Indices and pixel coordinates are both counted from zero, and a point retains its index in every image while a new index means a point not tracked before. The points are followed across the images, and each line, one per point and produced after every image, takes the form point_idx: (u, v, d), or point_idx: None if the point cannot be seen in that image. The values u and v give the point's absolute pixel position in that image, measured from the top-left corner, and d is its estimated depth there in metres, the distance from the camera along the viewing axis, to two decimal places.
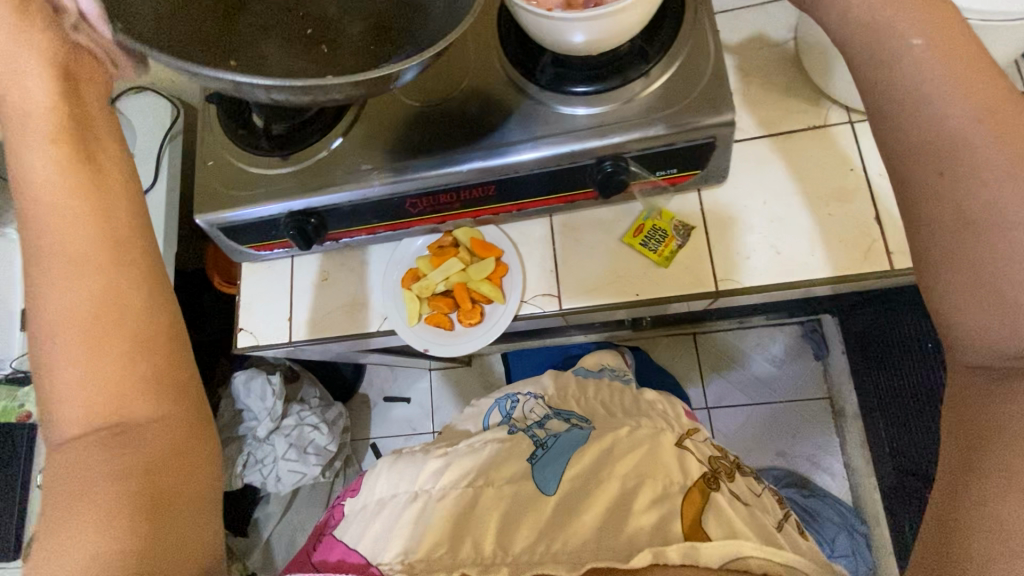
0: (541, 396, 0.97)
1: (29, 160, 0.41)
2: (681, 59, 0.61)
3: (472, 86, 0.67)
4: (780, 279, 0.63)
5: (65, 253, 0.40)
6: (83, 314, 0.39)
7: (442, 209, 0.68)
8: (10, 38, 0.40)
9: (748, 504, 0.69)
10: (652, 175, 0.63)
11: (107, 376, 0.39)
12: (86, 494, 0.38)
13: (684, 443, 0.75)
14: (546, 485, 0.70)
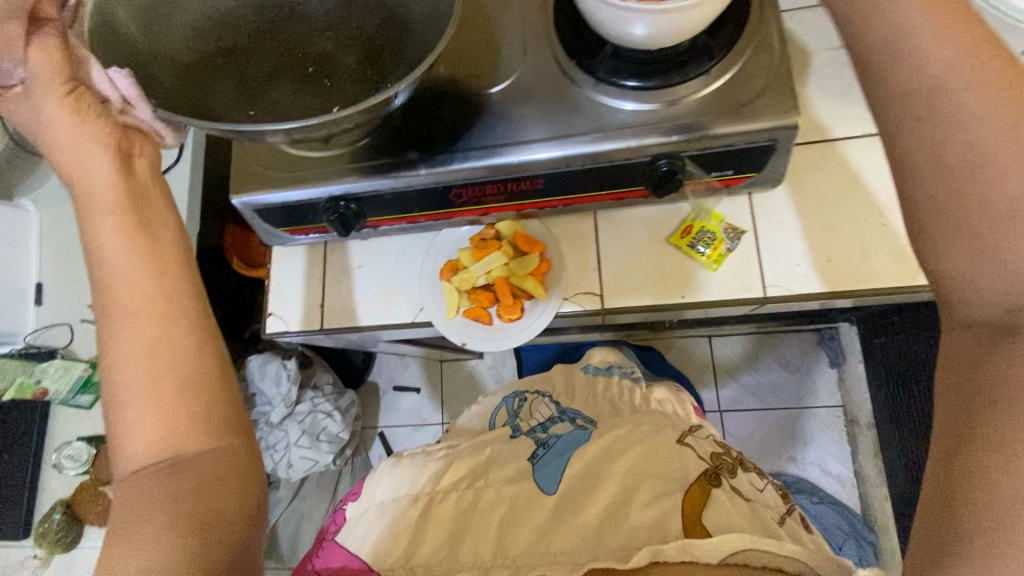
0: (548, 396, 0.89)
1: (92, 227, 0.41)
2: (744, 58, 0.59)
3: (524, 74, 0.65)
4: (830, 287, 0.63)
5: (125, 303, 0.40)
6: (138, 360, 0.39)
7: (486, 201, 0.66)
8: (74, 133, 0.42)
9: (753, 500, 0.62)
10: (707, 175, 0.62)
11: (163, 415, 0.39)
12: (144, 515, 0.38)
13: (684, 440, 0.69)
14: (546, 486, 0.68)
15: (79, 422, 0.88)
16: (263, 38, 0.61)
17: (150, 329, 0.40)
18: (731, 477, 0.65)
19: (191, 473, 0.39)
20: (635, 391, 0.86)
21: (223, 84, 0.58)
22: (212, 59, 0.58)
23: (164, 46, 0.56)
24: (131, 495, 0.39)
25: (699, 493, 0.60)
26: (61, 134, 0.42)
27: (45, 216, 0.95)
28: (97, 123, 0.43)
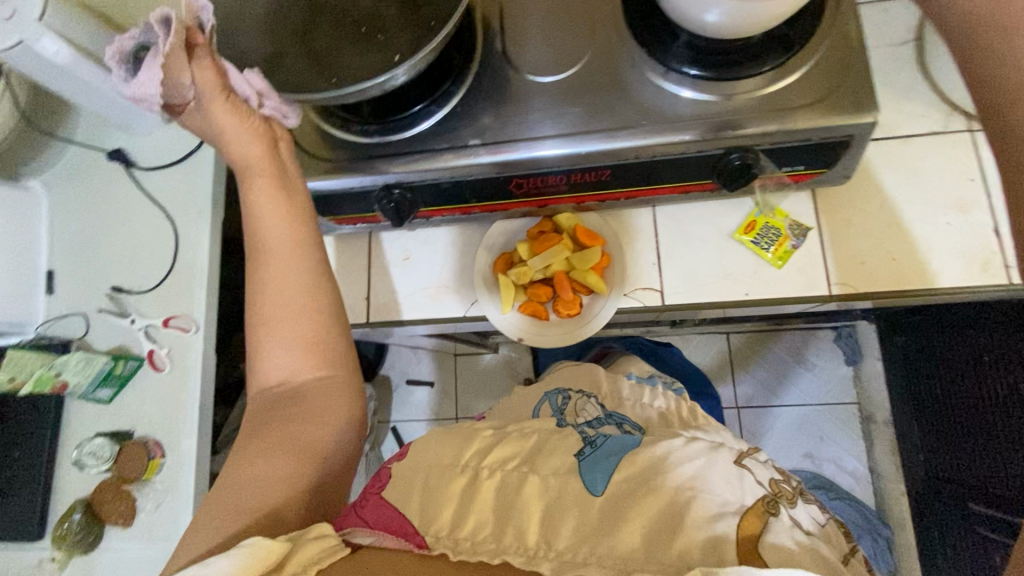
0: (594, 396, 0.82)
1: (252, 191, 0.57)
2: (822, 51, 0.58)
3: (591, 60, 0.62)
4: (894, 287, 0.62)
5: (268, 253, 0.57)
6: (272, 298, 0.56)
7: (546, 192, 0.64)
8: (236, 128, 0.55)
9: (817, 537, 0.51)
10: (779, 171, 0.61)
11: (296, 348, 0.56)
12: (266, 428, 0.53)
13: (743, 461, 0.56)
14: (594, 485, 0.53)
15: (97, 417, 0.84)
16: (318, 28, 0.61)
17: (287, 284, 0.56)
18: (791, 508, 0.53)
19: (305, 398, 0.54)
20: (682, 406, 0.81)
21: (303, 69, 0.59)
22: (288, 57, 0.60)
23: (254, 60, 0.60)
24: (264, 403, 0.56)
25: (755, 525, 0.49)
26: (226, 128, 0.55)
27: (56, 199, 0.91)
28: (250, 120, 0.55)
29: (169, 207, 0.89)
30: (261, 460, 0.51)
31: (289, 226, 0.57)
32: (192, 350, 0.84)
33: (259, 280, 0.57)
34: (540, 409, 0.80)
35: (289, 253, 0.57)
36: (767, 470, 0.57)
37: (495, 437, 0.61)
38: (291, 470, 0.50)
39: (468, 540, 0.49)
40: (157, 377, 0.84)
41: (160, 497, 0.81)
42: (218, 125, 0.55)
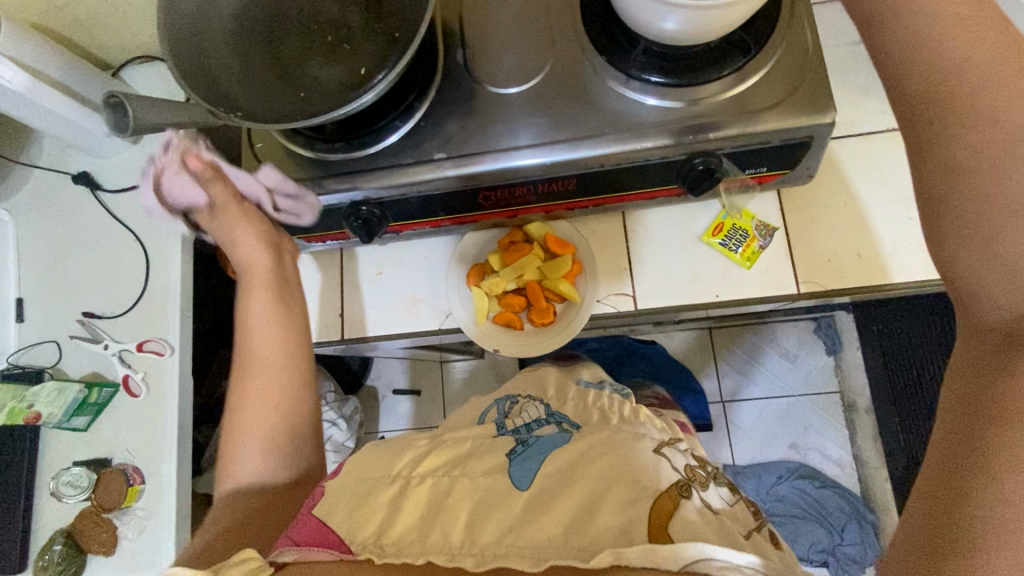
0: (540, 398, 0.74)
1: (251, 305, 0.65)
2: (780, 53, 0.59)
3: (553, 70, 0.62)
4: (860, 282, 0.63)
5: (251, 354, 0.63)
6: (253, 395, 0.62)
7: (514, 203, 0.64)
8: (250, 240, 0.64)
9: (724, 515, 0.54)
10: (742, 173, 0.61)
11: (262, 435, 0.61)
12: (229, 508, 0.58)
13: (662, 448, 0.59)
14: (520, 480, 0.56)
15: (73, 445, 0.83)
16: (280, 37, 0.63)
17: (265, 381, 0.62)
18: (703, 491, 0.56)
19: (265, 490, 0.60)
20: (626, 404, 0.70)
21: (274, 80, 0.61)
22: (257, 64, 0.61)
23: (217, 70, 0.60)
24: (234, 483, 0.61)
25: (669, 502, 0.51)
26: (242, 236, 0.64)
27: (23, 225, 0.89)
28: (259, 227, 0.64)
29: (139, 230, 0.88)
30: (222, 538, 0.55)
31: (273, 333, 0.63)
32: (168, 373, 0.83)
33: (239, 376, 0.63)
34: (483, 419, 0.73)
35: (271, 358, 0.62)
36: (682, 457, 0.61)
37: (429, 446, 0.64)
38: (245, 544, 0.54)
39: (393, 546, 0.50)
40: (133, 402, 0.83)
41: (142, 524, 0.80)
42: (228, 227, 0.64)
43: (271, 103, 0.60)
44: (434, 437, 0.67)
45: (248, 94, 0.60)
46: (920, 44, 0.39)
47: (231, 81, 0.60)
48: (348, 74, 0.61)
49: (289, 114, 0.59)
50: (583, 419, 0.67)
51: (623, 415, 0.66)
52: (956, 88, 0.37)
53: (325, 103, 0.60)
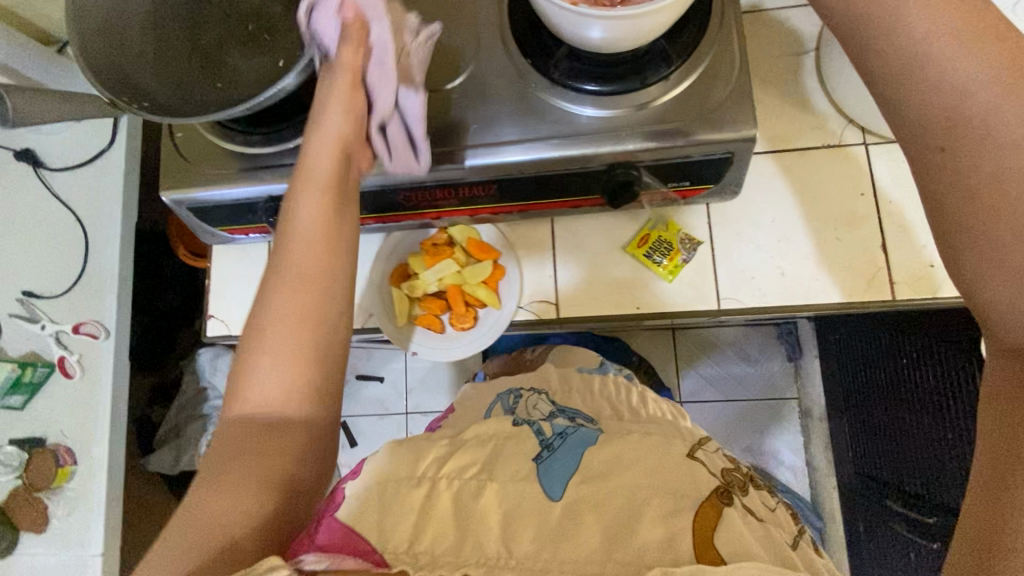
0: (545, 392, 0.75)
1: (299, 209, 0.49)
2: (706, 63, 0.57)
3: (478, 71, 0.60)
4: (783, 300, 0.63)
5: (300, 271, 0.47)
6: (286, 320, 0.46)
7: (437, 205, 0.63)
8: (342, 104, 0.52)
9: (769, 522, 0.53)
10: (664, 186, 0.60)
11: (291, 369, 0.45)
12: (228, 468, 0.42)
13: (695, 454, 0.56)
14: (553, 490, 0.52)
15: (8, 423, 0.82)
16: (196, 20, 0.61)
17: (316, 253, 0.48)
18: (744, 495, 0.54)
19: (280, 433, 0.44)
20: (633, 392, 0.76)
21: (191, 68, 0.59)
22: (175, 52, 0.59)
23: (127, 49, 0.57)
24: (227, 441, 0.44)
25: (713, 510, 0.49)
26: (333, 103, 0.52)
27: None
28: (354, 114, 0.53)
29: (82, 211, 0.87)
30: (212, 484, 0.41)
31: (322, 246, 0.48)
32: (103, 356, 0.85)
33: (282, 246, 0.48)
34: (490, 417, 0.72)
35: (318, 259, 0.48)
36: (718, 456, 0.59)
37: (451, 446, 0.59)
38: (263, 465, 0.43)
39: (428, 556, 0.46)
40: (69, 384, 0.83)
41: (73, 503, 0.82)
42: (324, 95, 0.53)
43: (185, 90, 0.58)
44: (454, 436, 0.61)
45: (161, 79, 0.58)
46: (910, 60, 0.36)
47: (145, 70, 0.58)
48: (266, 62, 0.60)
49: (208, 104, 0.58)
50: (596, 413, 0.71)
51: (630, 405, 0.73)
52: (967, 118, 0.35)
53: (244, 94, 0.58)
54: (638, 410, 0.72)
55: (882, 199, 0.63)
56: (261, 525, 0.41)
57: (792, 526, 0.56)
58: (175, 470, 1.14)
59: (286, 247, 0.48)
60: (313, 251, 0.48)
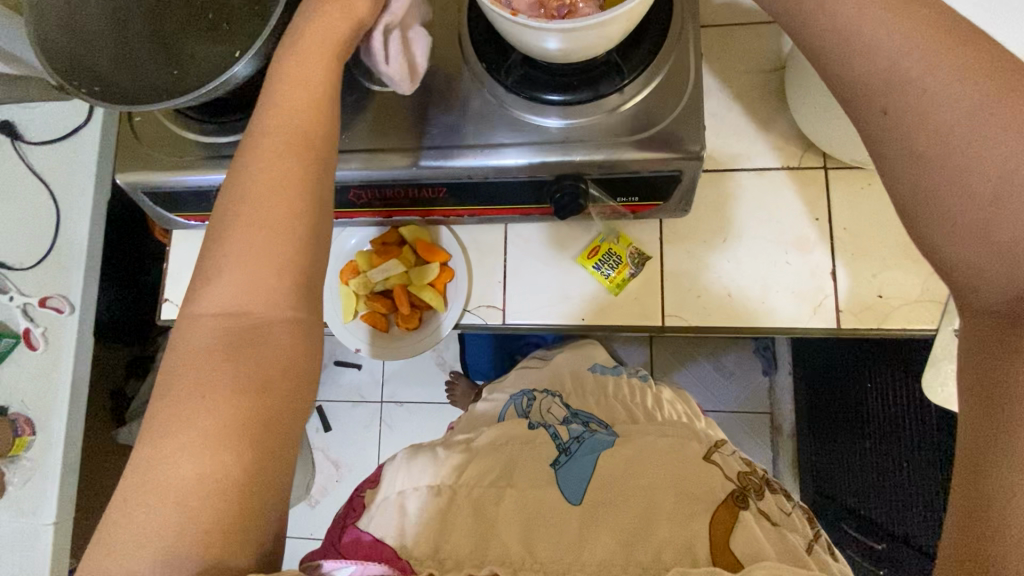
0: (558, 396, 0.75)
1: (295, 62, 0.46)
2: (660, 78, 0.56)
3: (434, 71, 0.60)
4: (726, 320, 0.62)
5: (292, 128, 0.45)
6: (264, 181, 0.43)
7: (389, 205, 0.63)
8: None
9: (784, 527, 0.52)
10: (613, 201, 0.60)
11: (259, 240, 0.42)
12: (194, 365, 0.40)
13: (711, 457, 0.57)
14: (571, 492, 0.54)
15: None
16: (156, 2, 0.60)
17: (299, 161, 0.44)
18: (760, 500, 0.54)
19: (256, 340, 0.41)
20: (648, 395, 0.74)
21: (143, 53, 0.58)
22: (128, 35, 0.58)
23: (82, 26, 0.56)
24: (200, 328, 0.41)
25: (727, 514, 0.50)
26: None
27: None
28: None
29: (53, 183, 0.87)
30: (184, 424, 0.38)
31: (306, 156, 0.44)
32: (67, 329, 0.86)
33: (262, 152, 0.44)
34: (502, 418, 0.72)
35: (300, 168, 0.44)
36: (735, 461, 0.59)
37: (468, 453, 0.61)
38: (248, 401, 0.39)
39: (452, 560, 0.50)
40: (34, 355, 0.85)
41: (27, 474, 0.85)
42: None
43: (138, 74, 0.57)
44: (469, 443, 0.63)
45: (114, 61, 0.57)
46: (847, 34, 0.37)
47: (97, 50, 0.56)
48: (223, 49, 0.59)
49: (157, 90, 0.57)
50: (609, 417, 0.69)
51: (645, 407, 0.70)
52: (905, 78, 0.34)
53: (195, 84, 0.57)
54: (653, 412, 0.69)
55: (838, 227, 0.62)
56: (244, 479, 0.38)
57: (807, 530, 0.55)
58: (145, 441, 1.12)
59: (266, 154, 0.44)
60: (295, 160, 0.44)
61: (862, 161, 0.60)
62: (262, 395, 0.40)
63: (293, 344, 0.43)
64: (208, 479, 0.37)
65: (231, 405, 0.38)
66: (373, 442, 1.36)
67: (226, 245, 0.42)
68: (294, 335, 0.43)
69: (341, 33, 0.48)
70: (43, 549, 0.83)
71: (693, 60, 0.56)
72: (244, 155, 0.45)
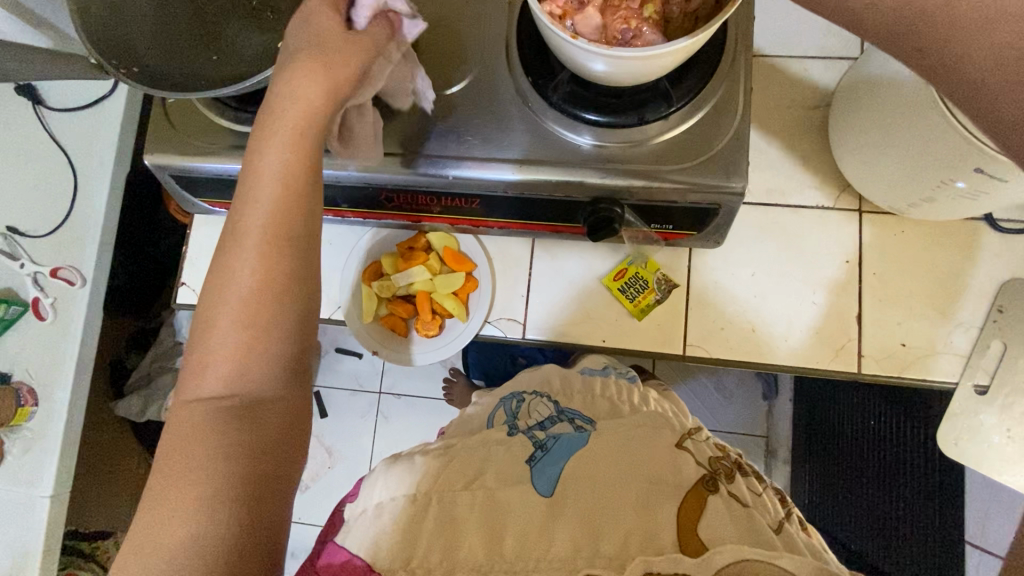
0: (546, 394, 0.68)
1: (284, 109, 0.41)
2: (706, 109, 0.55)
3: (475, 79, 0.59)
4: (748, 354, 0.62)
5: (293, 169, 0.41)
6: (262, 229, 0.40)
7: (419, 210, 0.62)
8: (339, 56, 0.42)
9: (754, 508, 0.51)
10: (647, 226, 0.60)
11: (250, 298, 0.40)
12: (172, 444, 0.38)
13: (683, 444, 0.57)
14: (543, 485, 0.53)
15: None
16: None
17: (264, 254, 0.40)
18: (730, 484, 0.54)
19: (244, 414, 0.40)
20: (635, 391, 0.68)
21: (185, 36, 0.56)
22: (171, 18, 0.56)
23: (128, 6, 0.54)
24: (184, 404, 0.40)
25: (696, 501, 0.50)
26: (329, 40, 0.42)
27: None
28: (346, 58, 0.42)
29: (74, 153, 0.85)
30: (178, 484, 0.37)
31: (267, 248, 0.40)
32: (79, 303, 0.85)
33: (255, 194, 0.41)
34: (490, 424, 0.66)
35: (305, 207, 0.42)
36: (706, 448, 0.59)
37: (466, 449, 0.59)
38: (235, 469, 0.38)
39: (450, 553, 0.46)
40: (40, 325, 0.85)
41: (27, 443, 0.85)
42: (335, 48, 0.42)
43: (178, 58, 0.55)
44: (444, 446, 0.60)
45: (153, 43, 0.55)
46: None
47: (138, 28, 0.55)
48: (266, 37, 0.57)
49: (196, 74, 0.55)
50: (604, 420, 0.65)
51: (631, 403, 0.66)
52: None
53: (236, 72, 0.56)
54: (639, 406, 0.65)
55: (867, 271, 0.62)
56: (244, 529, 0.37)
57: (778, 510, 0.55)
58: (142, 418, 1.09)
59: (231, 249, 0.41)
60: (261, 254, 0.40)
61: (898, 209, 0.60)
62: (254, 463, 0.39)
63: (287, 384, 0.42)
64: (202, 537, 0.36)
65: (223, 472, 0.37)
66: (368, 430, 1.35)
67: (228, 283, 0.40)
68: (286, 391, 0.42)
69: (301, 114, 0.41)
70: (39, 518, 0.84)
71: (743, 91, 0.56)
72: (235, 204, 0.42)
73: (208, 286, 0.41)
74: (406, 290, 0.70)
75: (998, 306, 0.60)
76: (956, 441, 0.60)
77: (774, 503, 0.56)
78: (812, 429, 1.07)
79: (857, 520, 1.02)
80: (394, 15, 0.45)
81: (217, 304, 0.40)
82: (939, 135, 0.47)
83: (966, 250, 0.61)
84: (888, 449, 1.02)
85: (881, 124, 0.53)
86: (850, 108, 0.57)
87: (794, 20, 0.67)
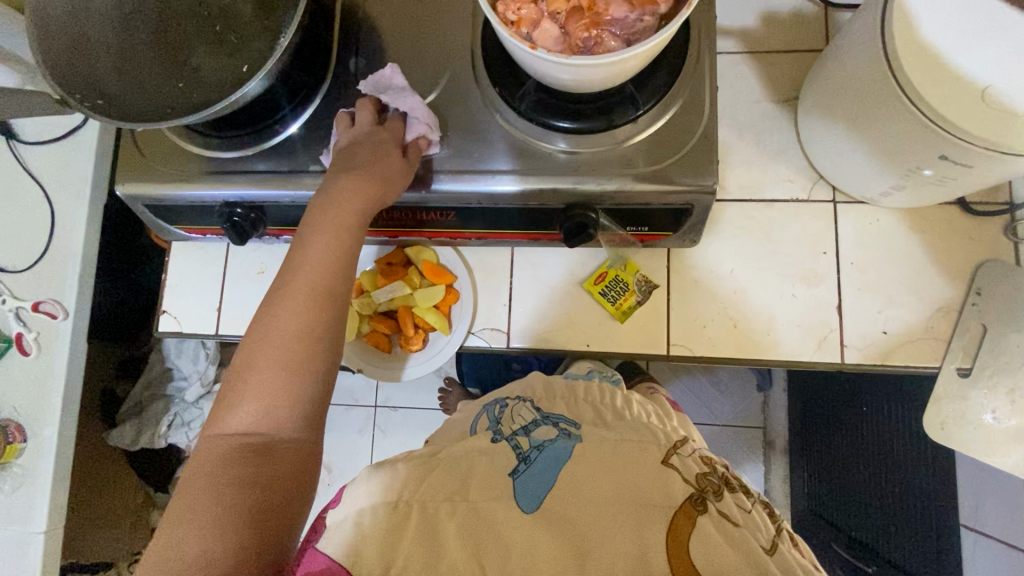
0: (530, 400, 0.67)
1: (335, 205, 0.51)
2: (674, 110, 0.56)
3: (444, 92, 0.59)
4: (731, 351, 0.62)
5: (332, 242, 0.50)
6: (302, 292, 0.49)
7: (396, 225, 0.62)
8: (387, 170, 0.52)
9: (744, 527, 0.51)
10: (623, 229, 0.60)
11: (286, 351, 0.47)
12: (196, 476, 0.43)
13: (670, 460, 0.55)
14: (526, 502, 0.53)
15: None
16: (162, 11, 0.57)
17: (302, 309, 0.48)
18: (718, 501, 0.53)
19: (265, 452, 0.44)
20: (617, 394, 0.69)
21: (150, 65, 0.56)
22: (134, 49, 0.56)
23: (91, 41, 0.55)
24: (213, 442, 0.45)
25: (686, 522, 0.50)
26: (378, 153, 0.53)
27: None
28: (389, 167, 0.52)
29: (49, 186, 0.85)
30: (196, 507, 0.41)
31: (305, 305, 0.48)
32: (62, 336, 0.85)
33: (298, 266, 0.50)
34: (472, 432, 0.65)
35: (332, 275, 0.50)
36: (693, 461, 0.57)
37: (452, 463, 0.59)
38: (247, 502, 0.42)
39: None
40: (24, 361, 0.85)
41: (19, 480, 0.85)
42: (380, 161, 0.52)
43: (143, 88, 0.55)
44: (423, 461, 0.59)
45: (117, 75, 0.55)
46: None
47: (102, 61, 0.55)
48: (229, 61, 0.56)
49: (162, 103, 0.55)
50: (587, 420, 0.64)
51: (614, 407, 0.66)
52: None
53: (203, 99, 0.55)
54: (619, 411, 0.65)
55: (844, 260, 0.63)
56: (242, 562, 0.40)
57: (769, 525, 0.54)
58: (136, 446, 1.09)
59: (276, 302, 0.49)
60: (302, 309, 0.48)
61: (871, 197, 0.60)
62: (265, 498, 0.43)
63: (306, 432, 0.47)
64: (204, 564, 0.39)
65: (233, 501, 0.41)
66: (366, 445, 1.34)
67: (265, 337, 0.47)
68: (305, 439, 0.46)
69: (358, 208, 0.51)
70: (33, 556, 0.84)
71: (710, 86, 0.56)
72: (280, 272, 0.50)
73: (249, 338, 0.48)
74: (387, 306, 0.70)
75: (976, 289, 0.60)
76: (942, 426, 0.60)
77: (762, 519, 0.55)
78: (805, 423, 1.09)
79: (849, 512, 1.03)
80: (428, 141, 0.55)
81: (257, 353, 0.47)
82: (904, 124, 0.47)
83: (943, 235, 0.62)
84: (875, 442, 1.01)
85: (847, 113, 0.53)
86: (818, 101, 0.57)
87: (762, 13, 0.67)
